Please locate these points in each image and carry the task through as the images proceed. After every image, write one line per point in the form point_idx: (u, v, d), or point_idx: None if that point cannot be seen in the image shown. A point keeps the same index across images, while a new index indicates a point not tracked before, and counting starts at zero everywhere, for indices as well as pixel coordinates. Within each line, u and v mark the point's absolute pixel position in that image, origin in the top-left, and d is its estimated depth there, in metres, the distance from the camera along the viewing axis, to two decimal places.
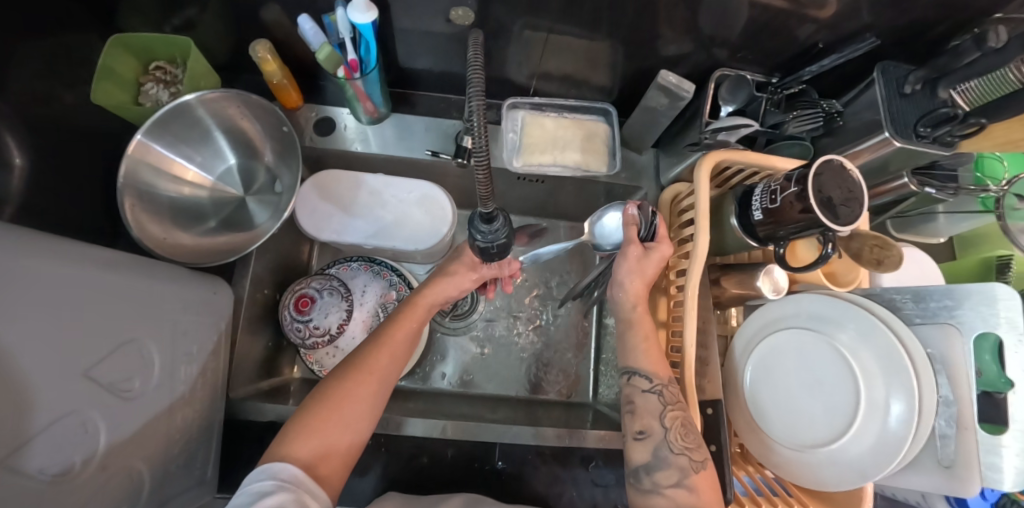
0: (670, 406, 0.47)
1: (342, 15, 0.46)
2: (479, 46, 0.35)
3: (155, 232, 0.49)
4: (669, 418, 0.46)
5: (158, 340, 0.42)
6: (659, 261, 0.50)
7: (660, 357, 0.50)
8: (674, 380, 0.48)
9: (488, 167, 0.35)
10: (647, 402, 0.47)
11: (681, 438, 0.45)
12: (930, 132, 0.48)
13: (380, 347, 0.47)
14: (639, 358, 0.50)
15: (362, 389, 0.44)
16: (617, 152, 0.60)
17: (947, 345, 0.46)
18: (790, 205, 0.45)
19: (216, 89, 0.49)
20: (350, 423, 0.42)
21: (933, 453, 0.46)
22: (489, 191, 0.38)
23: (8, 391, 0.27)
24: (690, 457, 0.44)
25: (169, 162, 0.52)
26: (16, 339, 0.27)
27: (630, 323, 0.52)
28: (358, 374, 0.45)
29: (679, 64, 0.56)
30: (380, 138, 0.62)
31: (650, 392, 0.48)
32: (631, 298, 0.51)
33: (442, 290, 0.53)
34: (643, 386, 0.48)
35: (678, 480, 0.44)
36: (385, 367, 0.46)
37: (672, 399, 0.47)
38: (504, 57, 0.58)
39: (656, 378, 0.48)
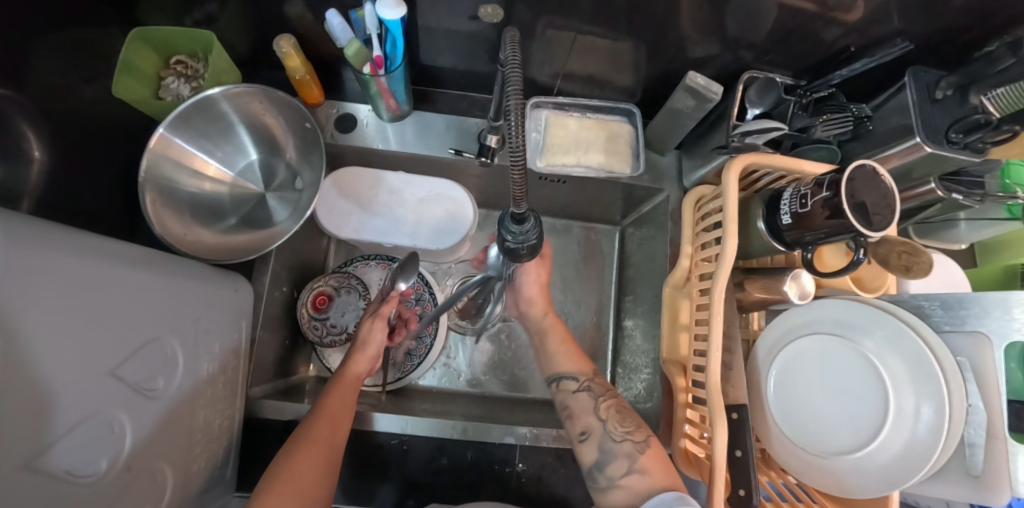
0: (601, 397, 0.50)
1: (371, 10, 0.45)
2: (514, 46, 0.34)
3: (176, 228, 0.48)
4: (603, 409, 0.49)
5: (181, 338, 0.42)
6: (542, 264, 0.59)
7: (580, 356, 0.55)
8: (598, 373, 0.53)
9: (524, 169, 0.35)
10: (579, 401, 0.50)
11: (618, 426, 0.47)
12: (961, 139, 0.48)
13: (321, 416, 0.45)
14: (561, 362, 0.54)
15: (306, 460, 0.41)
16: (641, 153, 0.60)
17: (977, 353, 0.45)
18: (819, 211, 0.45)
19: (241, 84, 0.49)
20: (301, 501, 0.39)
21: (962, 463, 0.45)
22: (522, 190, 0.37)
23: (33, 393, 0.26)
24: (632, 440, 0.46)
25: (189, 157, 0.51)
26: (41, 339, 0.27)
27: (541, 331, 0.57)
28: (303, 442, 0.43)
29: (705, 66, 0.56)
30: (400, 136, 0.62)
31: (579, 391, 0.51)
32: (539, 309, 0.58)
33: (367, 352, 0.52)
34: (573, 386, 0.52)
35: (629, 466, 0.44)
36: (330, 435, 0.44)
37: (601, 390, 0.51)
38: (527, 56, 0.58)
39: (581, 376, 0.52)
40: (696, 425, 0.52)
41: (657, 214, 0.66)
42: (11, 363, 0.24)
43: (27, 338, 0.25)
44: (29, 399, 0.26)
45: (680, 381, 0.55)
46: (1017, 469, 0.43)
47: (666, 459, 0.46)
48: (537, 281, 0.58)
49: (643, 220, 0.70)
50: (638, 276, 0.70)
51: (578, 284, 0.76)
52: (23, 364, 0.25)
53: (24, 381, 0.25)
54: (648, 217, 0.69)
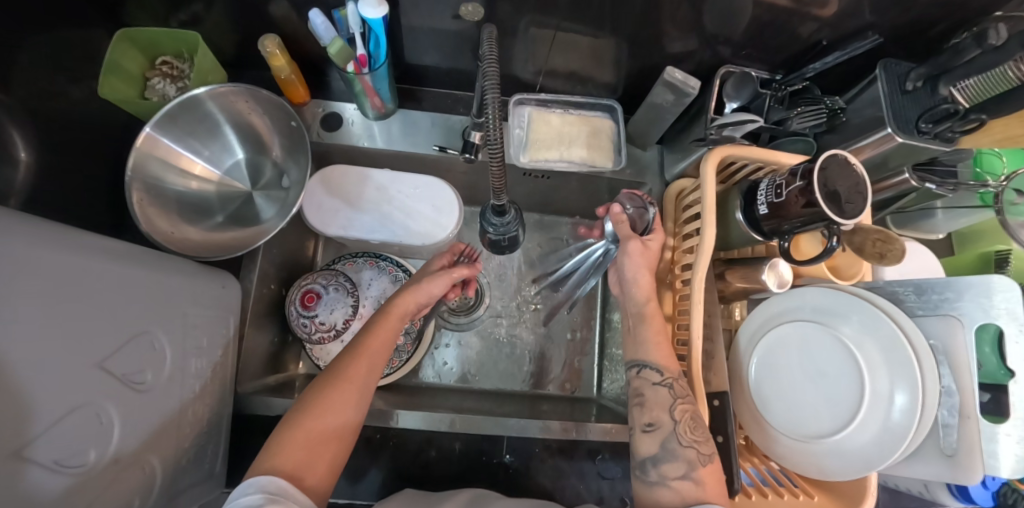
0: (681, 399, 0.47)
1: (353, 9, 0.46)
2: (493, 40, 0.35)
3: (163, 226, 0.49)
4: (679, 410, 0.46)
5: (169, 334, 0.42)
6: (658, 249, 0.54)
7: (670, 350, 0.50)
8: (682, 374, 0.49)
9: (503, 161, 0.36)
10: (657, 395, 0.47)
11: (689, 431, 0.45)
12: (931, 128, 0.49)
13: (358, 353, 0.47)
14: (648, 352, 0.50)
15: (341, 397, 0.43)
16: (622, 148, 0.61)
17: (949, 336, 0.46)
18: (795, 200, 0.46)
19: (227, 84, 0.49)
20: (328, 434, 0.41)
21: (936, 443, 0.47)
22: (502, 182, 0.38)
23: (22, 383, 0.27)
24: (698, 449, 0.44)
25: (176, 155, 0.52)
26: (30, 332, 0.27)
27: (641, 316, 0.52)
28: (338, 376, 0.44)
29: (684, 62, 0.57)
30: (386, 134, 0.63)
31: (659, 385, 0.48)
32: (643, 293, 0.53)
33: (414, 296, 0.53)
34: (654, 379, 0.48)
35: (686, 472, 0.43)
36: (365, 374, 0.45)
37: (681, 392, 0.47)
38: (510, 53, 0.59)
39: (665, 371, 0.48)
40: None
41: None
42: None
43: (17, 328, 0.26)
44: (16, 389, 0.26)
45: None
46: (994, 450, 0.44)
47: (722, 479, 0.44)
48: (648, 264, 0.53)
49: None
50: None
51: None
52: (10, 355, 0.26)
53: (13, 370, 0.26)
54: None
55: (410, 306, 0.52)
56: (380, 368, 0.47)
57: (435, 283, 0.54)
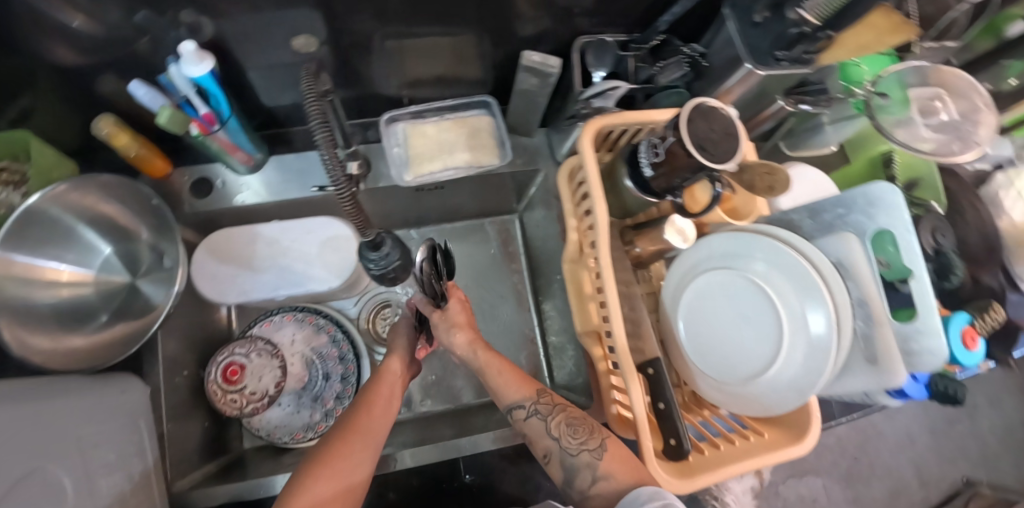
0: (551, 417, 0.48)
1: (177, 72, 0.43)
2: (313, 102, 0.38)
3: (42, 344, 0.43)
4: (556, 428, 0.48)
5: (67, 461, 0.38)
6: (460, 303, 0.53)
7: (522, 378, 0.51)
8: (544, 390, 0.50)
9: (351, 196, 0.38)
10: (533, 428, 0.48)
11: (572, 438, 0.47)
12: (787, 55, 0.49)
13: (366, 405, 0.48)
14: (509, 394, 0.50)
15: (352, 446, 0.43)
16: (505, 141, 0.59)
17: (846, 250, 0.47)
18: (677, 153, 0.45)
19: (61, 182, 0.45)
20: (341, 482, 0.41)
21: (862, 354, 0.47)
22: (359, 213, 0.40)
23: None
24: (588, 449, 0.46)
25: (35, 268, 0.46)
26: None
27: (481, 370, 0.52)
28: (344, 431, 0.44)
29: (541, 43, 0.56)
30: (264, 184, 0.59)
31: (530, 417, 0.49)
32: (468, 345, 0.51)
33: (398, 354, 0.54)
34: (524, 414, 0.49)
35: (593, 475, 0.45)
36: (381, 425, 0.47)
37: (547, 410, 0.49)
38: (367, 72, 0.56)
39: (527, 401, 0.49)
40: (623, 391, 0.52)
41: (542, 194, 0.66)
42: None
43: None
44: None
45: (597, 351, 0.55)
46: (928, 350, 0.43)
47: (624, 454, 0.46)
48: (456, 324, 0.52)
49: (533, 203, 0.70)
50: (542, 258, 0.70)
51: (492, 280, 0.75)
52: None
53: None
54: (536, 199, 0.69)
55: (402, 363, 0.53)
56: (387, 420, 0.48)
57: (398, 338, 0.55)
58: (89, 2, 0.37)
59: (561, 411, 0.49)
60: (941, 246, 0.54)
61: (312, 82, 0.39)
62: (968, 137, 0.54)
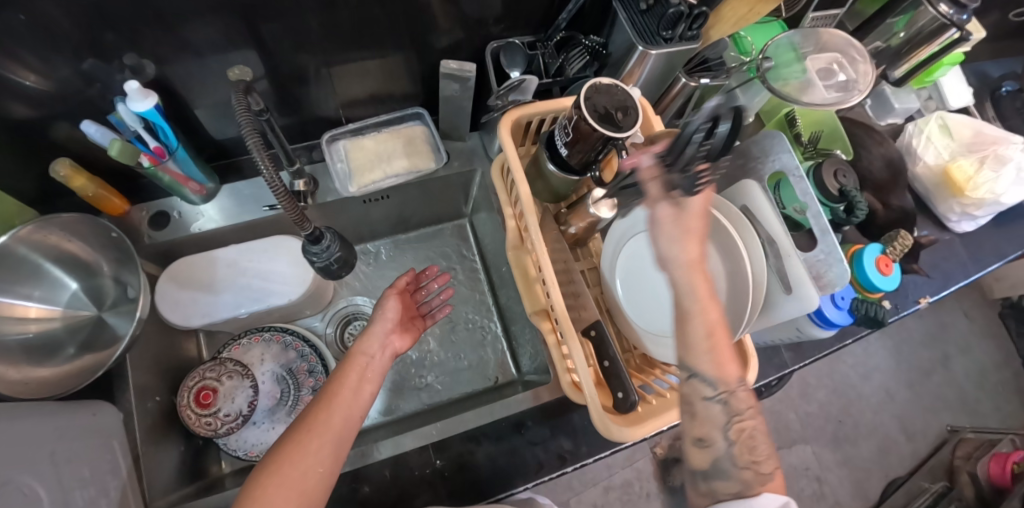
0: (735, 417, 0.41)
1: (124, 109, 0.48)
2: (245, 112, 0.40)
3: (10, 374, 0.47)
4: (735, 431, 0.41)
5: (41, 476, 0.41)
6: (699, 222, 0.41)
7: (727, 356, 0.40)
8: (743, 383, 0.41)
9: (290, 196, 0.40)
10: (709, 413, 0.40)
11: (746, 452, 0.40)
12: (672, 33, 0.55)
13: (329, 400, 0.47)
14: (707, 362, 0.40)
15: (312, 442, 0.44)
16: (439, 145, 0.64)
17: (749, 196, 0.53)
18: (584, 131, 0.49)
19: (27, 224, 0.50)
20: (300, 485, 0.41)
21: (777, 287, 0.51)
22: (299, 214, 0.42)
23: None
24: (755, 468, 0.40)
25: (1, 306, 0.50)
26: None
27: (687, 316, 0.40)
28: (304, 429, 0.45)
29: (459, 52, 0.61)
30: (218, 212, 0.63)
31: (713, 401, 0.40)
32: (691, 275, 0.40)
33: (373, 338, 0.56)
34: (708, 393, 0.40)
35: (740, 489, 0.40)
36: (343, 421, 0.46)
37: (743, 407, 0.41)
38: (304, 98, 0.61)
39: (722, 388, 0.40)
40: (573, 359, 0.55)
41: (483, 190, 0.70)
42: None
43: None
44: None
45: (545, 325, 0.58)
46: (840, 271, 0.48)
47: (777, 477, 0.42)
48: (694, 239, 0.40)
49: (479, 201, 0.74)
50: (494, 250, 0.74)
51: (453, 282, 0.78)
52: None
53: None
54: (480, 197, 0.73)
55: (375, 345, 0.55)
56: (355, 414, 0.48)
57: (387, 306, 0.60)
58: (36, 59, 0.42)
59: (755, 419, 0.41)
60: (844, 186, 0.59)
61: (243, 103, 0.42)
62: (851, 88, 0.63)
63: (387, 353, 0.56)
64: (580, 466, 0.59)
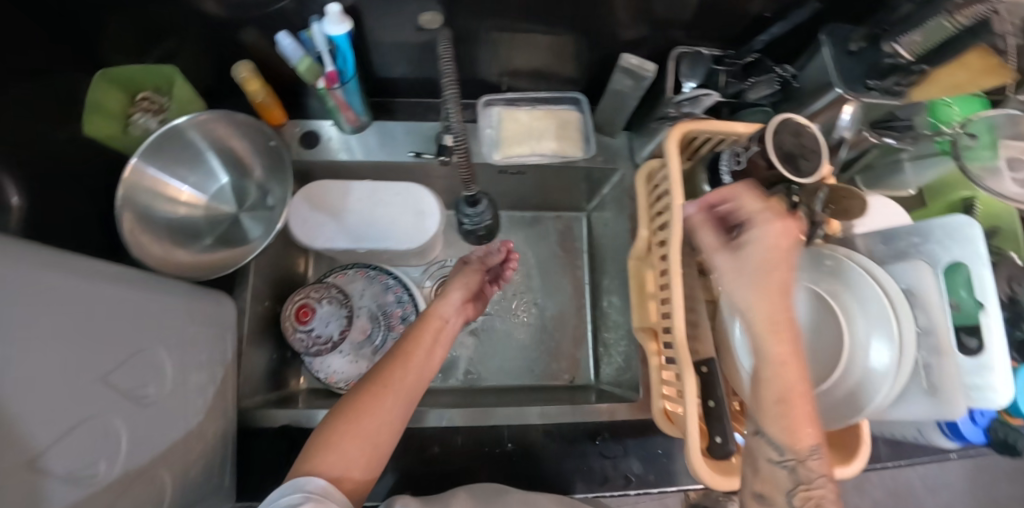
0: (805, 487, 0.35)
1: (319, 29, 0.49)
2: (447, 47, 0.43)
3: (154, 251, 0.50)
4: (804, 504, 0.35)
5: (169, 349, 0.43)
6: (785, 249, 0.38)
7: (802, 422, 0.36)
8: (817, 455, 0.36)
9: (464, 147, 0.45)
10: (775, 476, 0.36)
11: None
12: (878, 83, 0.52)
13: (404, 358, 0.48)
14: (778, 421, 0.36)
15: (384, 399, 0.44)
16: (591, 136, 0.63)
17: (917, 279, 0.48)
18: (756, 164, 0.48)
19: (205, 112, 0.52)
20: (370, 440, 0.42)
21: (920, 384, 0.47)
22: (470, 174, 0.47)
23: (22, 400, 0.26)
24: None
25: (163, 183, 0.53)
26: (36, 338, 0.28)
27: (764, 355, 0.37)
28: (378, 383, 0.45)
29: (639, 48, 0.59)
30: (364, 146, 0.64)
31: (782, 465, 0.36)
32: (768, 319, 0.37)
33: (450, 301, 0.56)
34: (777, 456, 0.36)
35: None
36: (413, 382, 0.46)
37: (813, 478, 0.36)
38: (474, 58, 0.61)
39: (793, 452, 0.35)
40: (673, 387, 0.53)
41: (616, 193, 0.69)
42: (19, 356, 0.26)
43: (23, 328, 0.27)
44: (22, 396, 0.26)
45: (652, 346, 0.56)
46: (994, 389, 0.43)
47: None
48: (765, 284, 0.38)
49: (606, 201, 0.73)
50: (606, 254, 0.72)
51: (553, 273, 0.78)
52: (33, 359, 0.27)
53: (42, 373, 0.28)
54: (609, 197, 0.71)
55: (450, 310, 0.55)
56: (425, 375, 0.48)
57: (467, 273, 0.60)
58: None
59: (831, 492, 0.36)
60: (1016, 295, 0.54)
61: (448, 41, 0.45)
62: None
63: (459, 320, 0.56)
64: (644, 493, 0.56)
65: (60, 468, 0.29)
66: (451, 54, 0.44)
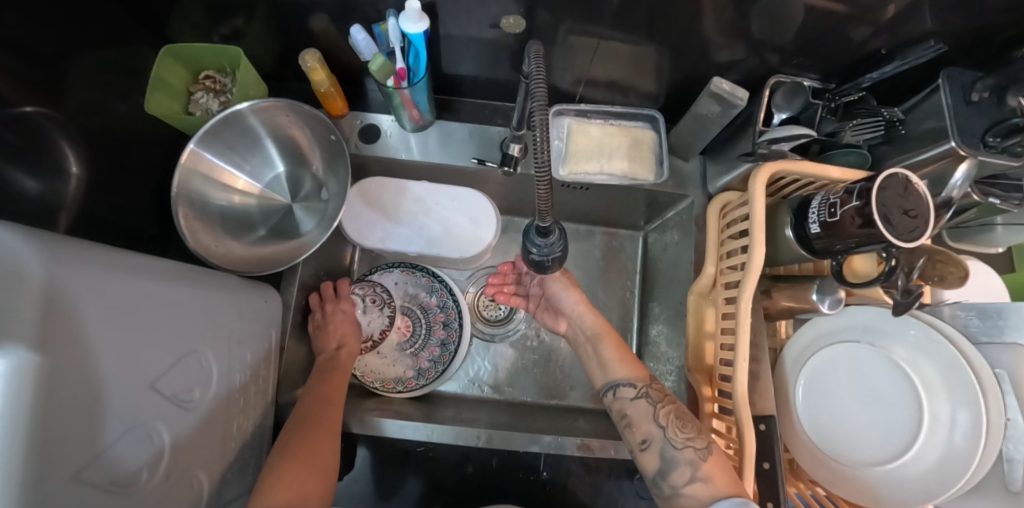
0: (660, 404, 0.48)
1: (394, 24, 0.46)
2: (538, 59, 0.36)
3: (206, 241, 0.49)
4: (663, 415, 0.47)
5: (215, 349, 0.42)
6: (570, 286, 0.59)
7: (635, 363, 0.53)
8: (654, 379, 0.51)
9: (550, 181, 0.35)
10: (636, 409, 0.49)
11: (680, 432, 0.46)
12: (999, 142, 0.47)
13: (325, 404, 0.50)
14: (616, 370, 0.52)
15: (319, 437, 0.46)
16: (666, 159, 0.60)
17: (1016, 366, 0.44)
18: (851, 220, 0.44)
19: (269, 98, 0.49)
20: (313, 481, 0.42)
21: (1001, 477, 0.44)
22: (548, 205, 0.38)
23: (68, 418, 0.25)
24: (694, 447, 0.44)
25: (219, 170, 0.52)
26: (84, 350, 0.27)
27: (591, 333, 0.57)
28: (309, 432, 0.46)
29: (729, 71, 0.55)
30: (422, 146, 0.62)
31: (637, 398, 0.49)
32: (583, 319, 0.58)
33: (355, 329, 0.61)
34: (630, 394, 0.50)
35: (692, 474, 0.43)
36: (328, 434, 0.47)
37: (660, 398, 0.49)
38: (549, 64, 0.57)
39: (638, 382, 0.50)
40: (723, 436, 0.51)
41: (681, 220, 0.65)
42: (70, 369, 0.25)
43: (67, 341, 0.25)
44: (67, 414, 0.25)
45: (706, 391, 0.54)
46: None
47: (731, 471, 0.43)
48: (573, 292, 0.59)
49: (667, 225, 0.69)
50: (661, 281, 0.70)
51: (600, 292, 0.75)
52: (82, 372, 0.26)
53: (91, 384, 0.27)
54: (672, 222, 0.68)
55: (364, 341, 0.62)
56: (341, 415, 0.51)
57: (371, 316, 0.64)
58: None
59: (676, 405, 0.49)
60: None
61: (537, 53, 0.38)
62: None
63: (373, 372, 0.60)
64: None
65: (102, 483, 0.29)
66: (541, 53, 0.37)
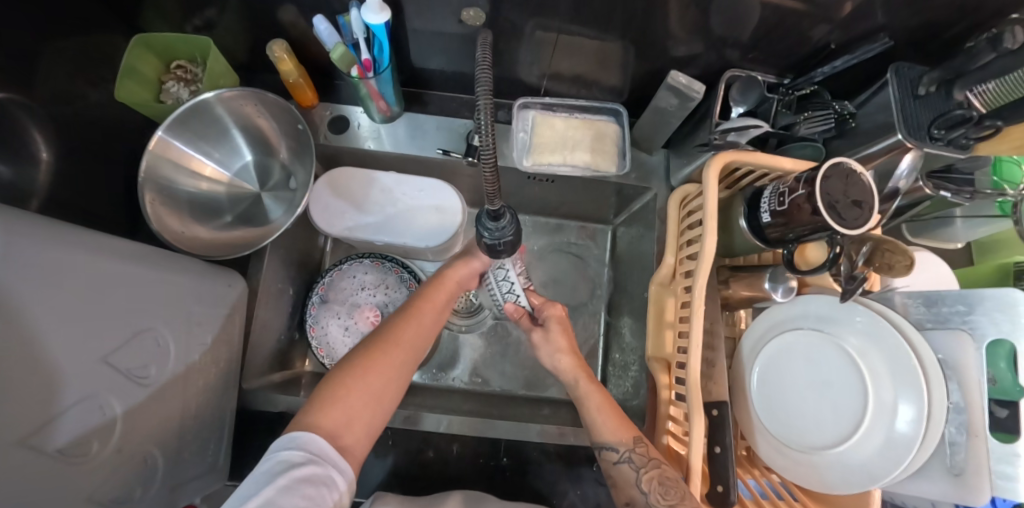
0: (644, 468, 0.43)
1: (356, 16, 0.46)
2: (484, 46, 0.33)
3: (172, 225, 0.50)
4: (646, 481, 0.43)
5: (174, 329, 0.43)
6: (562, 327, 0.55)
7: (622, 418, 0.47)
8: (640, 438, 0.46)
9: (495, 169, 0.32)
10: (622, 473, 0.44)
11: (663, 498, 0.41)
12: (943, 134, 0.47)
13: (405, 319, 0.49)
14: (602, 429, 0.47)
15: (388, 355, 0.44)
16: (627, 152, 0.61)
17: (956, 351, 0.45)
18: (800, 208, 0.44)
19: (233, 88, 0.50)
20: (373, 399, 0.42)
21: (942, 461, 0.45)
22: (496, 187, 0.36)
23: (14, 381, 0.26)
24: None
25: (187, 157, 0.53)
26: (34, 318, 0.27)
27: (580, 398, 0.50)
28: (386, 343, 0.45)
29: (689, 66, 0.56)
30: (392, 136, 0.63)
31: (620, 462, 0.44)
32: (568, 368, 0.52)
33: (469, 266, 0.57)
34: (614, 457, 0.45)
35: None
36: (413, 339, 0.47)
37: (647, 461, 0.44)
38: (514, 58, 0.59)
39: (622, 445, 0.45)
40: (678, 423, 0.51)
41: (645, 212, 0.66)
42: (14, 335, 0.26)
43: (16, 311, 0.26)
44: (15, 378, 0.26)
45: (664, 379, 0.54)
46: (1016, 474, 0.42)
47: None
48: (559, 348, 0.53)
49: (634, 218, 0.70)
50: (627, 273, 0.70)
51: (570, 284, 0.76)
52: (28, 341, 0.27)
53: (39, 352, 0.28)
54: (638, 215, 0.69)
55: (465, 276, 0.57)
56: (425, 340, 0.49)
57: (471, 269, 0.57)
58: None
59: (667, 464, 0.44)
60: None
61: (486, 44, 0.35)
62: None
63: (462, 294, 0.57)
64: None
65: (51, 450, 0.29)
66: (490, 41, 0.33)
